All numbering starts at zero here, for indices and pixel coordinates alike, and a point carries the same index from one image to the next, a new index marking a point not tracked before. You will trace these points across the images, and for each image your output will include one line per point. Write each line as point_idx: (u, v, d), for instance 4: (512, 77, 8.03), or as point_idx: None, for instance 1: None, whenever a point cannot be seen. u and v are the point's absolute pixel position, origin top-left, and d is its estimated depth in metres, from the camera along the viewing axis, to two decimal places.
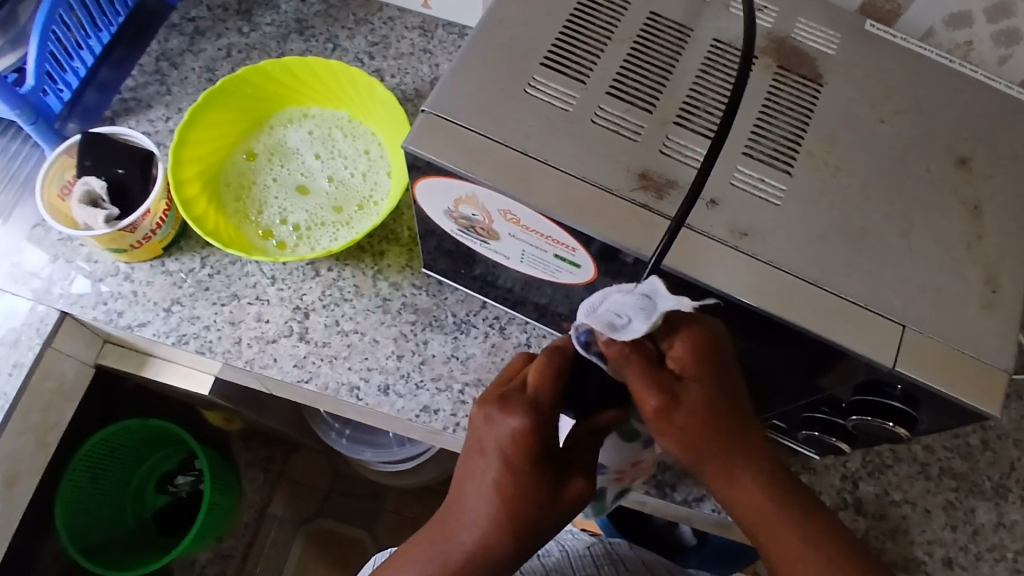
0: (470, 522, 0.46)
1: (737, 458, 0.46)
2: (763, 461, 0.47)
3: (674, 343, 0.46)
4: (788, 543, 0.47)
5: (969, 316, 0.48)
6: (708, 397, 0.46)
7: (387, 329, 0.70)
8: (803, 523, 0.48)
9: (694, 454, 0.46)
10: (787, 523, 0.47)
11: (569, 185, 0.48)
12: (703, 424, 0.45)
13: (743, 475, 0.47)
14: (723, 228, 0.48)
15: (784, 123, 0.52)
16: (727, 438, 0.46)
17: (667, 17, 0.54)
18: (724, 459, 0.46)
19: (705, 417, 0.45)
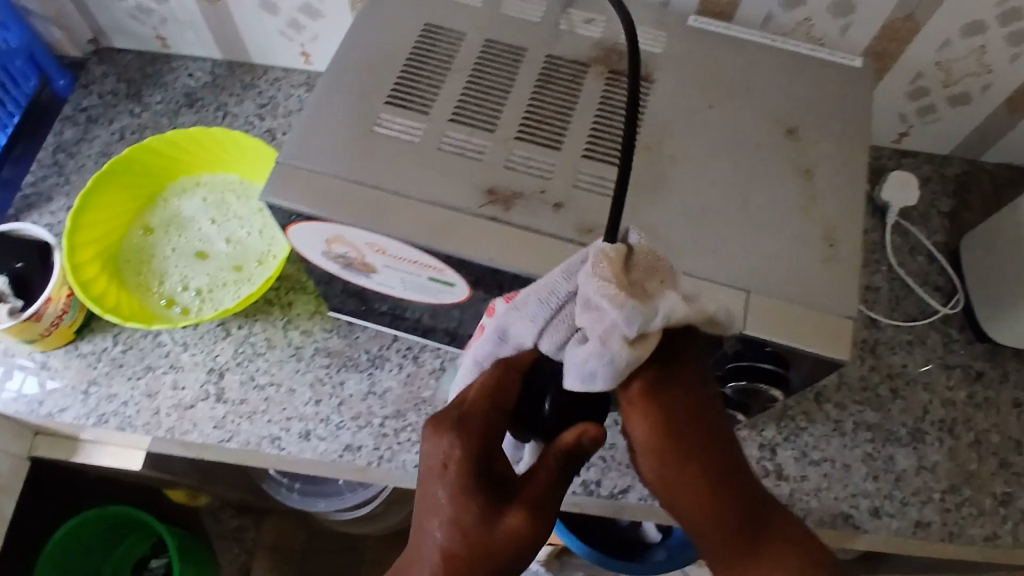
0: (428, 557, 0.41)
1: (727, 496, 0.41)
2: (750, 501, 0.42)
3: (629, 387, 0.42)
4: (777, 562, 0.40)
5: (813, 275, 0.50)
6: (645, 437, 0.42)
7: (302, 376, 0.72)
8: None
9: (653, 445, 0.42)
10: (762, 542, 0.41)
11: (423, 210, 0.51)
12: (672, 443, 0.42)
13: (687, 462, 0.41)
14: (571, 228, 0.50)
15: (619, 122, 0.55)
16: (721, 463, 0.42)
17: (502, 43, 0.58)
18: (674, 460, 0.41)
19: (667, 440, 0.42)
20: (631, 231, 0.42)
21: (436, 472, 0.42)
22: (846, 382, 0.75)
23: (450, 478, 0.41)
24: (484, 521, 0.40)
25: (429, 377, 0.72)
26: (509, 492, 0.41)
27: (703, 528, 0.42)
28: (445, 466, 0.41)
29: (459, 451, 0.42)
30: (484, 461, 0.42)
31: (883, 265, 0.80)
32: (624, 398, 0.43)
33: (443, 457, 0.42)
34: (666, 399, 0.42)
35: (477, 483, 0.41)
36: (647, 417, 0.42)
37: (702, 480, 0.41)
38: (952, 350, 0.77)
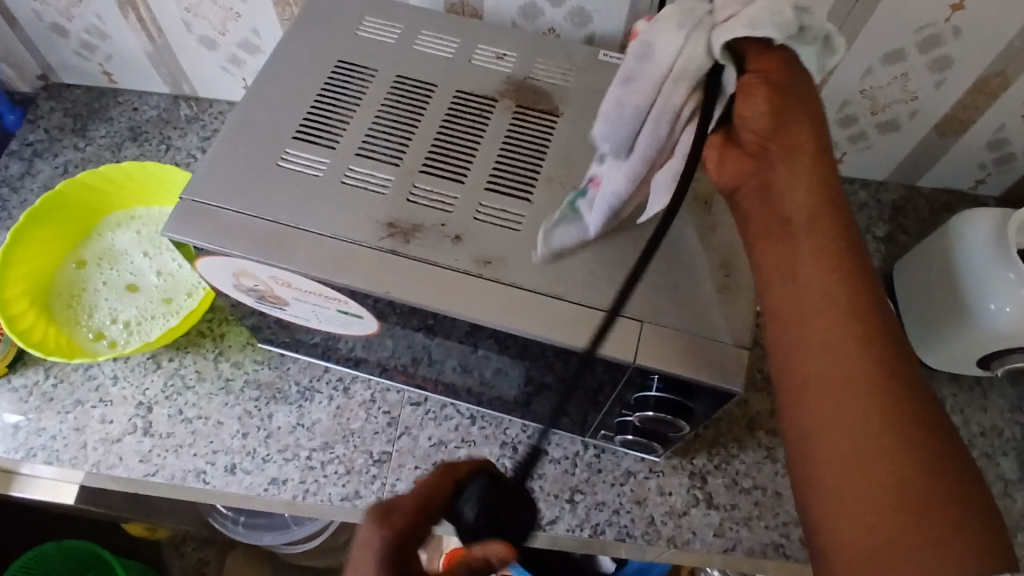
0: None
1: (831, 286, 0.43)
2: (843, 273, 0.43)
3: (753, 95, 0.43)
4: (828, 309, 0.43)
5: (706, 305, 0.50)
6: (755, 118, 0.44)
7: (231, 410, 0.72)
8: (889, 397, 0.40)
9: (766, 128, 0.44)
10: (841, 335, 0.42)
11: (321, 244, 0.51)
12: (787, 108, 0.43)
13: (781, 180, 0.45)
14: (468, 260, 0.51)
15: (523, 155, 0.56)
16: (836, 247, 0.43)
17: (413, 78, 0.59)
18: (785, 142, 0.45)
19: (788, 158, 0.45)
20: (700, 38, 0.40)
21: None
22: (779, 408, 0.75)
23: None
24: None
25: (359, 408, 0.72)
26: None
27: (781, 317, 0.45)
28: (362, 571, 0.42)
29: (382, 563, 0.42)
30: (405, 549, 0.43)
31: None
32: (739, 83, 0.42)
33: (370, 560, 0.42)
34: (796, 81, 0.42)
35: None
36: (771, 95, 0.42)
37: (797, 203, 0.44)
38: None
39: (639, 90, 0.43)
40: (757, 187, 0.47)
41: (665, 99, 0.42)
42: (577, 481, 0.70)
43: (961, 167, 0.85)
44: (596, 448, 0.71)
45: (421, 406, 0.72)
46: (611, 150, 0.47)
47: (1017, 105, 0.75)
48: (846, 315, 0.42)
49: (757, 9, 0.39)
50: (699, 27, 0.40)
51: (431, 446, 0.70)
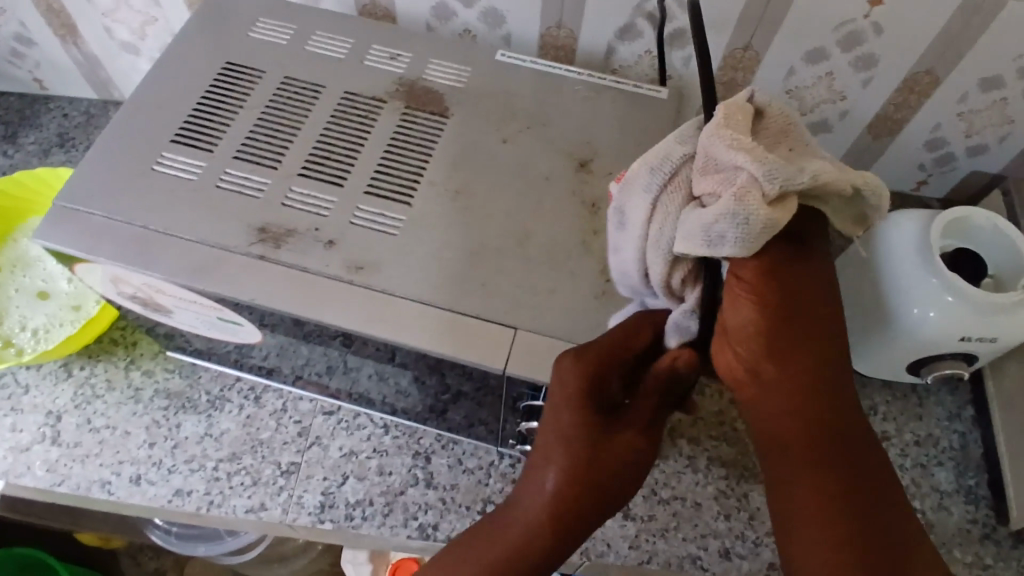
0: (530, 496, 0.43)
1: (787, 425, 0.45)
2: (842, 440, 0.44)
3: (743, 270, 0.42)
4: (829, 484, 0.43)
5: (584, 310, 0.48)
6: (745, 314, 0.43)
7: (139, 419, 0.71)
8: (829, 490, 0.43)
9: (751, 333, 0.43)
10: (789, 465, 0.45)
11: (189, 250, 0.50)
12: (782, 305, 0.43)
13: (777, 383, 0.44)
14: (339, 264, 0.49)
15: (407, 157, 0.54)
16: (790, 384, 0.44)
17: (301, 78, 0.57)
18: (785, 330, 0.43)
19: (776, 362, 0.43)
20: (673, 204, 0.41)
21: (540, 459, 0.44)
22: (703, 417, 0.73)
23: (554, 456, 0.43)
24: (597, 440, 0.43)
25: (269, 418, 0.70)
26: (612, 438, 0.44)
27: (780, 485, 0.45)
28: (550, 446, 0.44)
29: (566, 433, 0.44)
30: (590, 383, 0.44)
31: None
32: (725, 286, 0.43)
33: (550, 432, 0.44)
34: (777, 282, 0.42)
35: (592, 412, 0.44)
36: (753, 302, 0.42)
37: (796, 389, 0.44)
38: None
39: (624, 247, 0.43)
40: (757, 391, 0.45)
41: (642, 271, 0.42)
42: (490, 491, 0.68)
43: (901, 168, 0.83)
44: (513, 459, 0.69)
45: (333, 415, 0.70)
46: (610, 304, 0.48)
47: (949, 103, 0.73)
48: (797, 437, 0.44)
49: (725, 208, 0.37)
50: (670, 188, 0.41)
51: (341, 456, 0.69)
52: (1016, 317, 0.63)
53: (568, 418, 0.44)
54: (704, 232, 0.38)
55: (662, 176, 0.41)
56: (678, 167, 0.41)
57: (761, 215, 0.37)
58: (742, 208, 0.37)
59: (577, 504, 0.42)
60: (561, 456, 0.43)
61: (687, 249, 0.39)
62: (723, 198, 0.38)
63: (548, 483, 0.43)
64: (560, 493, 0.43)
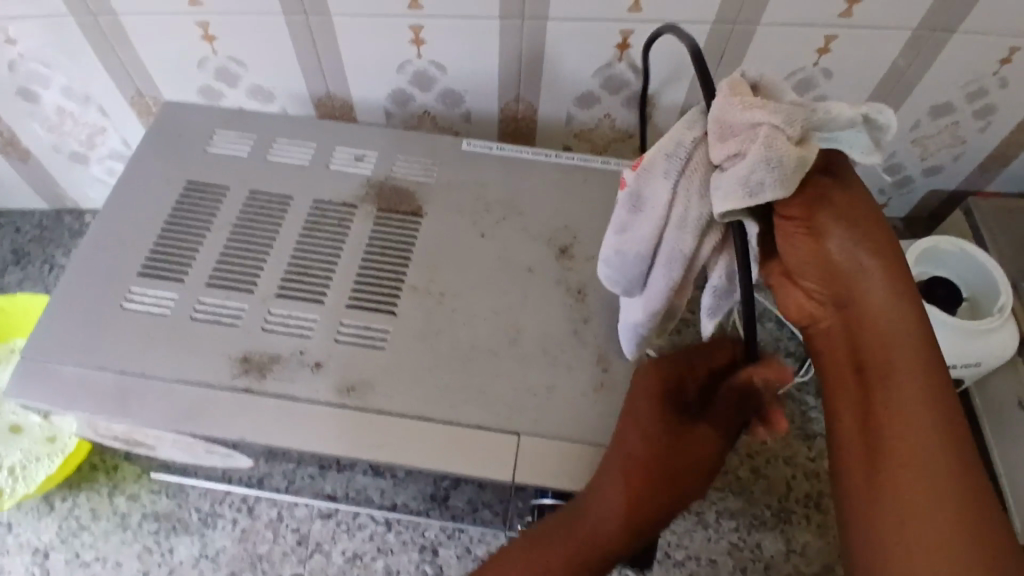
0: (598, 493, 0.43)
1: (832, 371, 0.41)
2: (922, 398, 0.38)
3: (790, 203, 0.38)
4: (905, 449, 0.38)
5: (585, 405, 0.48)
6: (803, 244, 0.39)
7: (130, 548, 0.68)
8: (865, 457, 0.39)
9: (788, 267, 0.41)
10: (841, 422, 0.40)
11: (170, 391, 0.48)
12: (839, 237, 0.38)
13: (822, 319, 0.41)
14: (328, 389, 0.48)
15: (385, 262, 0.53)
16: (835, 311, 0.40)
17: (266, 192, 0.56)
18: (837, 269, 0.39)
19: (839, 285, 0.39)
20: (692, 183, 0.38)
21: (610, 468, 0.44)
22: None
23: (629, 465, 0.43)
24: (666, 428, 0.43)
25: (266, 531, 0.68)
26: (692, 438, 0.43)
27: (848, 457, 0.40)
28: (627, 453, 0.43)
29: (636, 424, 0.44)
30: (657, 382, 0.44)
31: None
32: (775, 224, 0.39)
33: (625, 416, 0.45)
34: (829, 210, 0.38)
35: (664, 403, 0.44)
36: (814, 234, 0.38)
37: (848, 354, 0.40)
38: (811, 418, 0.75)
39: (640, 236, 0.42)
40: (826, 334, 0.41)
41: (667, 245, 0.41)
42: None
43: None
44: None
45: (331, 518, 0.68)
46: (623, 291, 0.46)
47: (903, 131, 0.75)
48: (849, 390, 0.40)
49: (758, 157, 0.34)
50: (689, 171, 0.39)
51: (345, 562, 0.67)
52: (991, 341, 0.65)
53: (649, 426, 0.44)
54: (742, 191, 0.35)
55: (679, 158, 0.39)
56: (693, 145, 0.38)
57: (794, 151, 0.34)
58: (775, 154, 0.34)
59: (649, 495, 0.43)
60: (626, 447, 0.44)
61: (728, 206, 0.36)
62: (752, 154, 0.35)
63: (619, 488, 0.43)
64: (624, 484, 0.43)
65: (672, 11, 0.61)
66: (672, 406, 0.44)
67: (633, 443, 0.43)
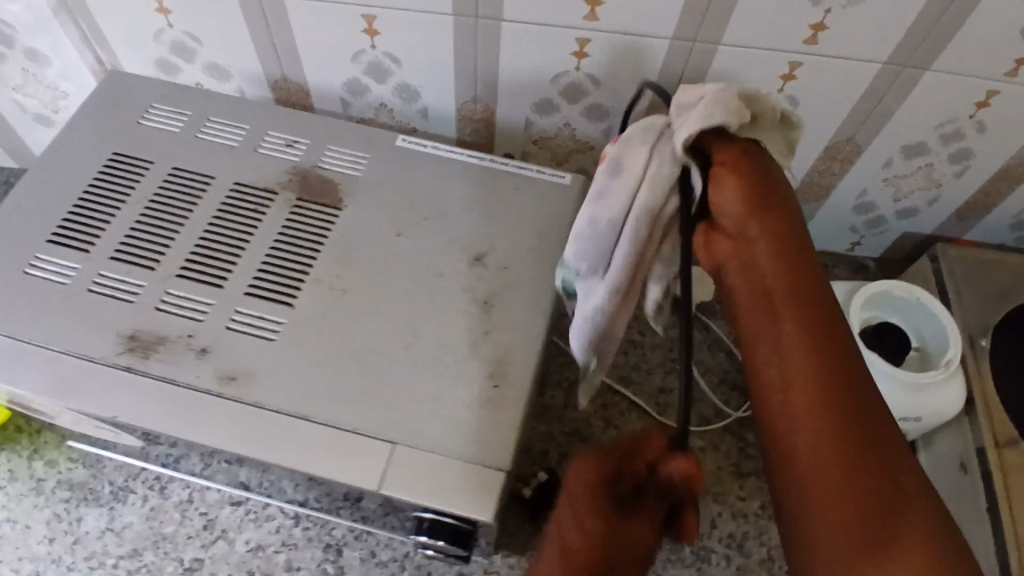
0: None
1: (803, 390, 0.38)
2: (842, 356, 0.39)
3: (721, 158, 0.43)
4: (826, 391, 0.37)
5: (469, 420, 0.46)
6: (730, 195, 0.43)
7: (40, 512, 0.67)
8: (845, 492, 0.35)
9: (734, 214, 0.43)
10: (807, 446, 0.37)
11: (54, 363, 0.47)
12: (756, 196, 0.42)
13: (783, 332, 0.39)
14: (210, 376, 0.47)
15: (293, 253, 0.52)
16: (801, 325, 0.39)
17: (188, 169, 0.55)
18: (756, 208, 0.42)
19: (763, 235, 0.42)
20: (665, 148, 0.44)
21: (536, 571, 0.38)
22: None
23: (559, 567, 0.36)
24: (611, 529, 0.37)
25: (174, 512, 0.68)
26: (627, 548, 0.37)
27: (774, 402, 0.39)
28: (561, 558, 0.37)
29: (580, 528, 0.37)
30: (602, 476, 0.38)
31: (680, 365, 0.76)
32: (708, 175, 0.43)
33: (565, 517, 0.38)
34: (753, 173, 0.43)
35: (607, 495, 0.37)
36: (735, 179, 0.43)
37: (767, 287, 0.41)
38: (747, 456, 0.72)
39: (613, 204, 0.46)
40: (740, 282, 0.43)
41: (639, 207, 0.44)
42: None
43: (833, 230, 0.81)
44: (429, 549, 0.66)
45: (240, 506, 0.68)
46: (590, 269, 0.48)
47: (874, 169, 0.72)
48: (811, 421, 0.37)
49: (709, 110, 0.42)
50: (658, 151, 0.44)
51: (247, 552, 0.66)
52: (931, 396, 0.62)
53: (585, 519, 0.37)
54: (705, 117, 0.42)
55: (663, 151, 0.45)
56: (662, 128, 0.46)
57: (733, 106, 0.42)
58: (727, 99, 0.42)
59: None
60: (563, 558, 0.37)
61: (692, 132, 0.42)
62: (705, 115, 0.42)
63: None
64: None
65: (628, 23, 0.59)
66: (613, 501, 0.37)
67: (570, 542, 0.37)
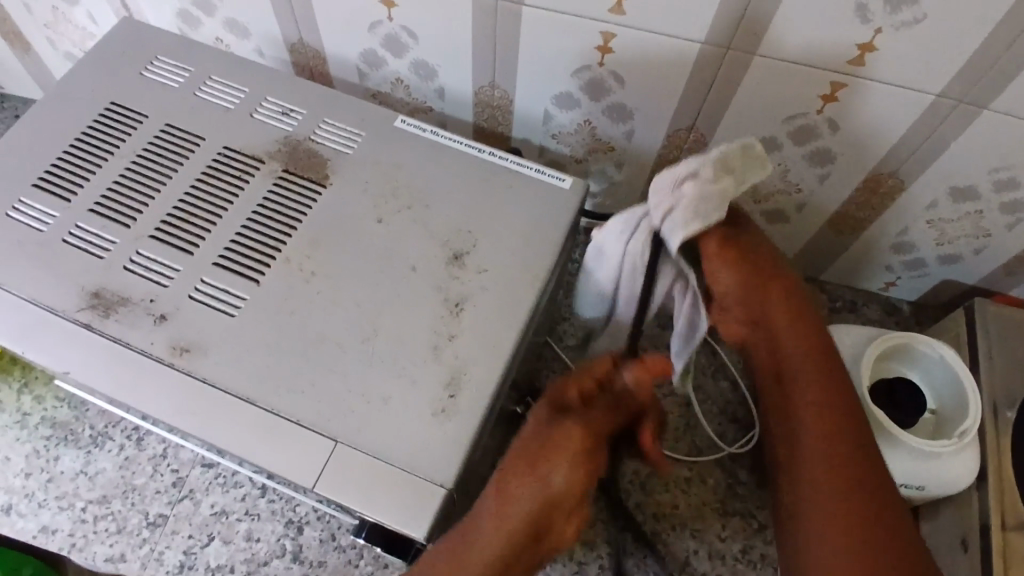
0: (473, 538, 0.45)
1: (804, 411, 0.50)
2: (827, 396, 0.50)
3: (717, 268, 0.52)
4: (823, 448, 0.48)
5: (416, 427, 0.44)
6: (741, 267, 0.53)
7: (20, 446, 0.69)
8: (847, 481, 0.47)
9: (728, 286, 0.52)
10: (815, 443, 0.48)
11: (15, 309, 0.47)
12: (750, 275, 0.53)
13: (781, 343, 0.52)
14: (164, 345, 0.46)
15: (269, 227, 0.50)
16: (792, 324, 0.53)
17: (180, 128, 0.54)
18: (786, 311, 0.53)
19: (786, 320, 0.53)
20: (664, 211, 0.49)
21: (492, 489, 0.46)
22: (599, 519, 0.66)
23: (507, 481, 0.46)
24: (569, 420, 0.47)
25: (147, 464, 0.68)
26: (565, 434, 0.46)
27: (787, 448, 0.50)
28: (513, 467, 0.46)
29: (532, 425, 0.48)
30: (556, 407, 0.48)
31: (679, 389, 0.72)
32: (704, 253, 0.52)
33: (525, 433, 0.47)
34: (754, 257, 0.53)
35: (558, 403, 0.48)
36: (728, 265, 0.52)
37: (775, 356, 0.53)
38: (735, 494, 0.67)
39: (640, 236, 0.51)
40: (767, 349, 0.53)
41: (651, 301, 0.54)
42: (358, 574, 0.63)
43: (865, 267, 0.75)
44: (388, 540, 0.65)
45: (210, 469, 0.67)
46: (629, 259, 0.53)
47: (916, 208, 0.66)
48: (822, 420, 0.49)
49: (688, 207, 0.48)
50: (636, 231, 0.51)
51: (210, 515, 0.66)
52: (938, 467, 0.57)
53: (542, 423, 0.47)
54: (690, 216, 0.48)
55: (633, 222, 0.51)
56: (644, 214, 0.51)
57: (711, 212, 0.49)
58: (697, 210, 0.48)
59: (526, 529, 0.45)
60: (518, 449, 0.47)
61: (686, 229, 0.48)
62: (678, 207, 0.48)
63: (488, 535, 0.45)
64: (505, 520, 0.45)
65: (657, 21, 0.55)
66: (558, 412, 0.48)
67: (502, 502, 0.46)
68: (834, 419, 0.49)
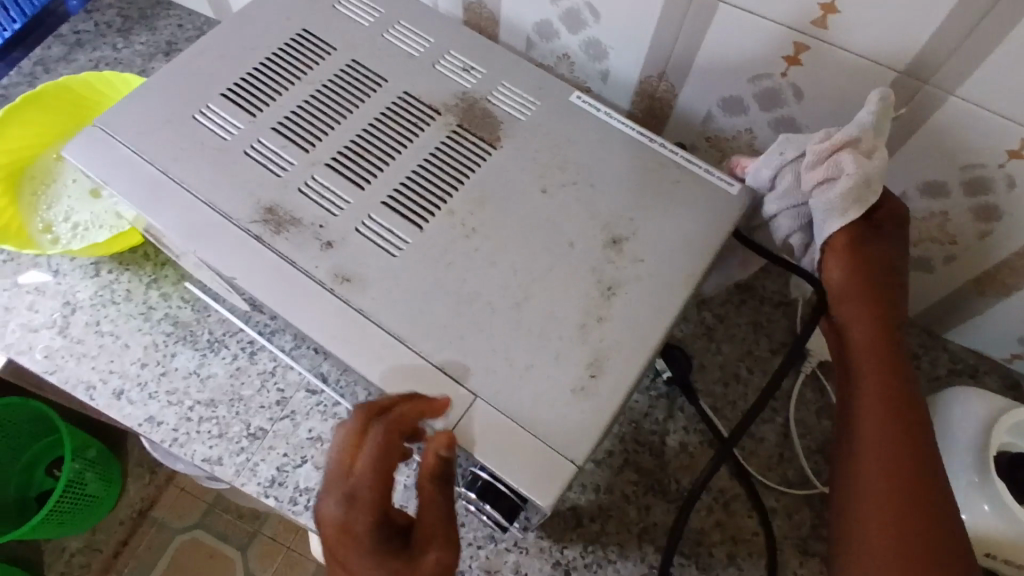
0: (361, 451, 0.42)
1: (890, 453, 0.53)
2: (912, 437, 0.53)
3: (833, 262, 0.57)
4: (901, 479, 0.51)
5: (555, 400, 0.44)
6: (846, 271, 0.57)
7: (141, 336, 0.72)
8: (916, 536, 0.50)
9: (845, 288, 0.57)
10: (885, 487, 0.52)
11: (192, 208, 0.49)
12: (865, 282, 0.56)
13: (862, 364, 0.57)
14: (327, 271, 0.47)
15: (437, 178, 0.51)
16: (885, 399, 0.54)
17: (365, 66, 0.55)
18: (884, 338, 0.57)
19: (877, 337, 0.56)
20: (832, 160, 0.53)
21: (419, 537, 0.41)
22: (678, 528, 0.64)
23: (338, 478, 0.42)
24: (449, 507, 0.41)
25: (256, 378, 0.71)
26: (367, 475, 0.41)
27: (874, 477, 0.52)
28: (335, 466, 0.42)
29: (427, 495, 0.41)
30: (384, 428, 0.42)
31: (779, 419, 0.71)
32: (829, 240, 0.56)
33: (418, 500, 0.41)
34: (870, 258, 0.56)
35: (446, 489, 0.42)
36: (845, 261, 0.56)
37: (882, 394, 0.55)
38: (818, 535, 0.65)
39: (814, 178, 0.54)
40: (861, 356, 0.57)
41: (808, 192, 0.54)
42: None
43: (998, 335, 0.72)
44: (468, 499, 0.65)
45: (314, 396, 0.70)
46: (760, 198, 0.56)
47: None
48: (903, 448, 0.53)
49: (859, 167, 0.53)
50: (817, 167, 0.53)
51: (306, 439, 0.68)
52: None
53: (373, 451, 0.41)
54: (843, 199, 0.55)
55: (776, 158, 0.54)
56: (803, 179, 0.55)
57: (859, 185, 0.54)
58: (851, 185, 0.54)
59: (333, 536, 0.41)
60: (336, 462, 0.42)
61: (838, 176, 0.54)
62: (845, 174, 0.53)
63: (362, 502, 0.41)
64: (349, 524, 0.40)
65: (859, 41, 0.53)
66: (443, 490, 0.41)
67: (352, 535, 0.40)
68: (914, 478, 0.51)
